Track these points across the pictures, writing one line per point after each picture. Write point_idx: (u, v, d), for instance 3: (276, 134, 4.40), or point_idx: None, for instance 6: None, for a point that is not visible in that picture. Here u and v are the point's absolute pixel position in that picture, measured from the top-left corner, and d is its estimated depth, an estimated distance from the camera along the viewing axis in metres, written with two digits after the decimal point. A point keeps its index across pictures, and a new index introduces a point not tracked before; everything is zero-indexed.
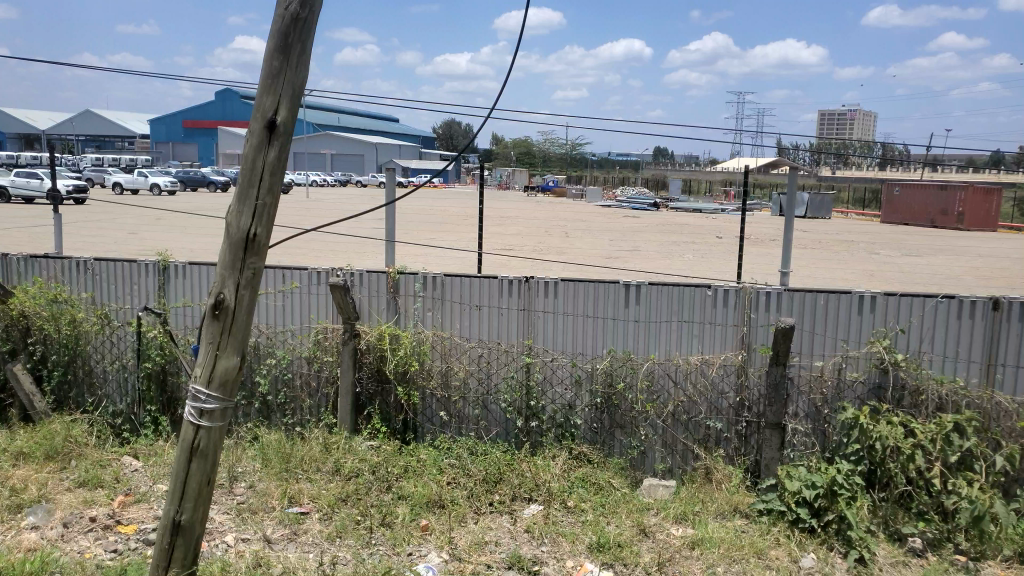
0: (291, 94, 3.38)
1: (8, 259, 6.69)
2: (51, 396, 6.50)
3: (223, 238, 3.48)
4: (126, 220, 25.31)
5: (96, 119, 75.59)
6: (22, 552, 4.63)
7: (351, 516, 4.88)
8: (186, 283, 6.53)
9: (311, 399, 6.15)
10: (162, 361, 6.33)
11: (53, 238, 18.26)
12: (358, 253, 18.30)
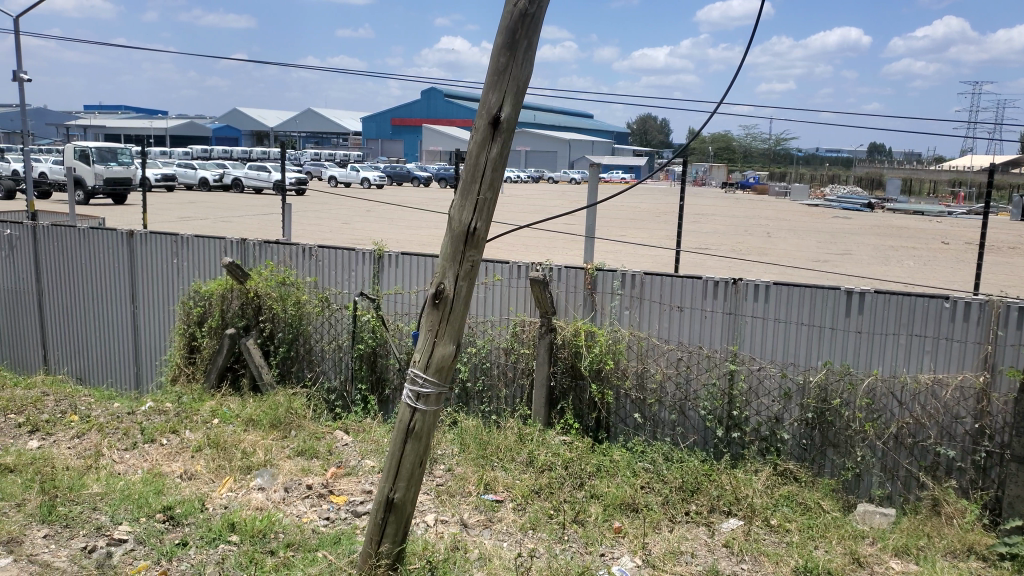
0: (515, 91, 3.43)
1: (246, 243, 7.36)
2: (276, 369, 7.11)
3: (445, 230, 3.60)
4: (339, 211, 27.39)
5: (314, 118, 82.72)
6: (251, 510, 5.10)
7: (544, 510, 4.90)
8: (398, 272, 6.84)
9: (507, 390, 6.27)
10: (373, 344, 6.72)
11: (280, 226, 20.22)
12: (552, 249, 18.58)
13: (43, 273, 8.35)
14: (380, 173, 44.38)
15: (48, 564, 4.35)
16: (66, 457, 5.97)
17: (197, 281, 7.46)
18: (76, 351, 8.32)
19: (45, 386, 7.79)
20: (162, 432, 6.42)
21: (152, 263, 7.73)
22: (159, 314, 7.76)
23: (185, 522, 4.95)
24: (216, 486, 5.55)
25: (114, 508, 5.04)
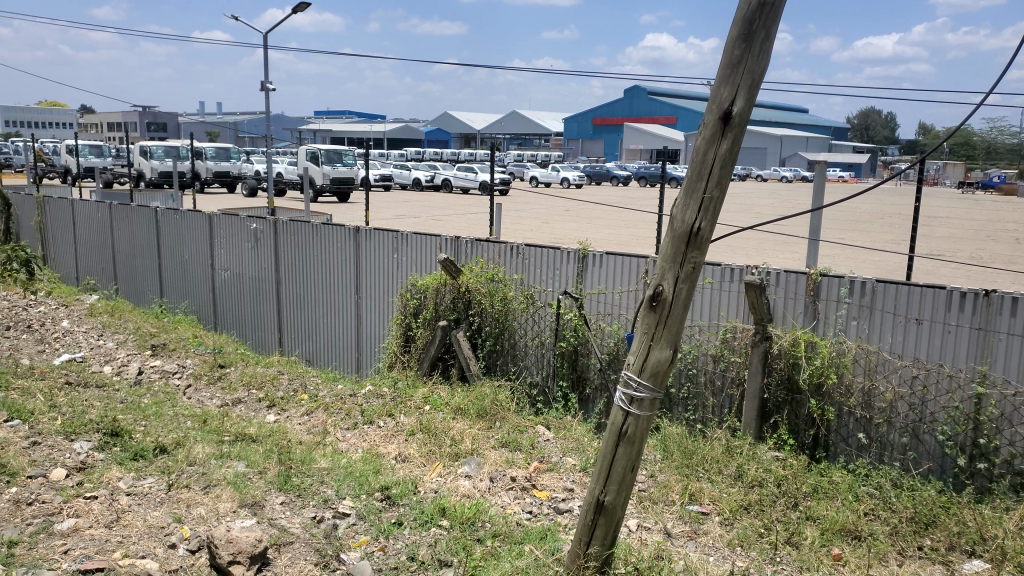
0: (749, 84, 3.25)
1: (459, 240, 7.66)
2: (482, 361, 7.34)
3: (666, 229, 3.48)
4: (540, 210, 27.94)
5: (516, 119, 85.26)
6: (460, 497, 5.28)
7: (754, 527, 4.65)
8: (603, 271, 6.76)
9: (715, 399, 6.01)
10: (575, 342, 6.72)
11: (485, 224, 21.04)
12: (760, 251, 17.72)
13: (281, 264, 9.24)
14: (580, 172, 44.74)
15: (285, 529, 4.79)
16: (299, 433, 6.57)
17: (414, 275, 7.89)
18: (306, 336, 9.14)
19: (281, 366, 8.63)
20: (380, 414, 6.87)
21: (374, 257, 8.30)
22: (379, 305, 8.32)
23: (400, 502, 5.24)
24: (427, 470, 5.84)
25: (339, 483, 5.44)
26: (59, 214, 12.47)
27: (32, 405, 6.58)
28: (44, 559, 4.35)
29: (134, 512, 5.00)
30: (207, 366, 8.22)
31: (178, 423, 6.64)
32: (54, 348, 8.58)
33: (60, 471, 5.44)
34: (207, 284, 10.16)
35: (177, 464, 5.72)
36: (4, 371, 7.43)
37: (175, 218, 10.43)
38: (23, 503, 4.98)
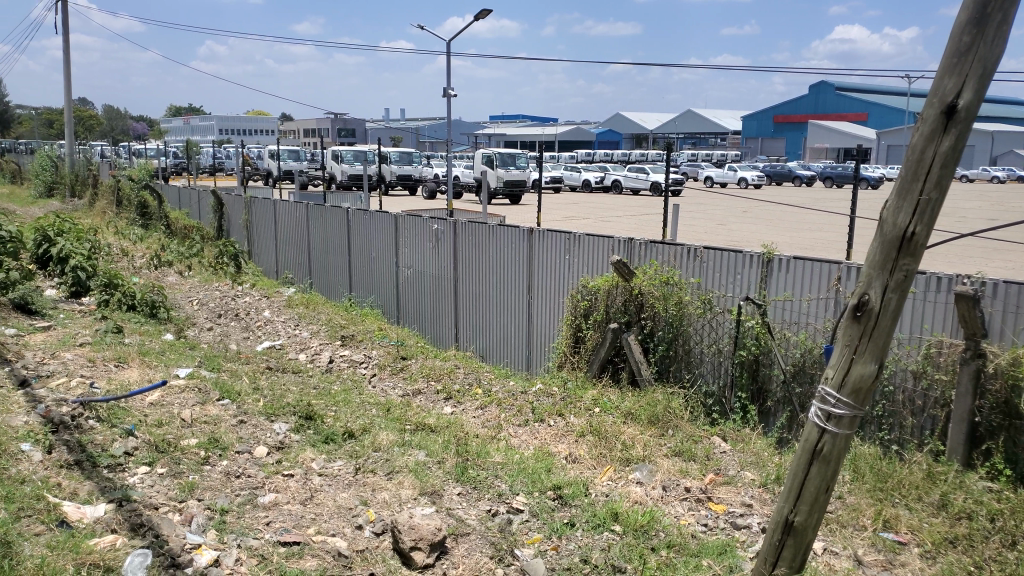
0: (979, 74, 2.94)
1: (633, 242, 7.55)
2: (654, 366, 7.16)
3: (875, 233, 3.21)
4: (714, 211, 27.05)
5: (688, 119, 83.26)
6: (632, 504, 5.20)
7: (962, 564, 4.19)
8: (789, 277, 6.41)
9: (914, 419, 5.52)
10: (756, 351, 6.41)
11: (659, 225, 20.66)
12: (969, 259, 16.05)
13: (459, 263, 9.56)
14: (763, 173, 42.87)
15: (462, 520, 4.93)
16: (474, 426, 6.75)
17: (586, 276, 7.86)
18: (480, 334, 9.39)
19: (457, 361, 8.93)
20: (550, 413, 6.92)
21: (548, 258, 8.36)
22: (551, 305, 8.37)
23: (573, 502, 5.24)
24: (598, 473, 5.80)
25: (512, 478, 5.53)
26: (263, 213, 13.67)
27: (239, 386, 7.24)
28: (250, 527, 4.75)
29: (325, 492, 5.36)
30: (391, 357, 8.66)
31: (365, 410, 7.05)
32: (258, 335, 9.40)
33: (262, 449, 5.94)
34: (391, 280, 10.72)
35: (363, 449, 6.07)
36: (216, 354, 8.23)
37: (364, 218, 11.11)
38: (233, 475, 5.48)
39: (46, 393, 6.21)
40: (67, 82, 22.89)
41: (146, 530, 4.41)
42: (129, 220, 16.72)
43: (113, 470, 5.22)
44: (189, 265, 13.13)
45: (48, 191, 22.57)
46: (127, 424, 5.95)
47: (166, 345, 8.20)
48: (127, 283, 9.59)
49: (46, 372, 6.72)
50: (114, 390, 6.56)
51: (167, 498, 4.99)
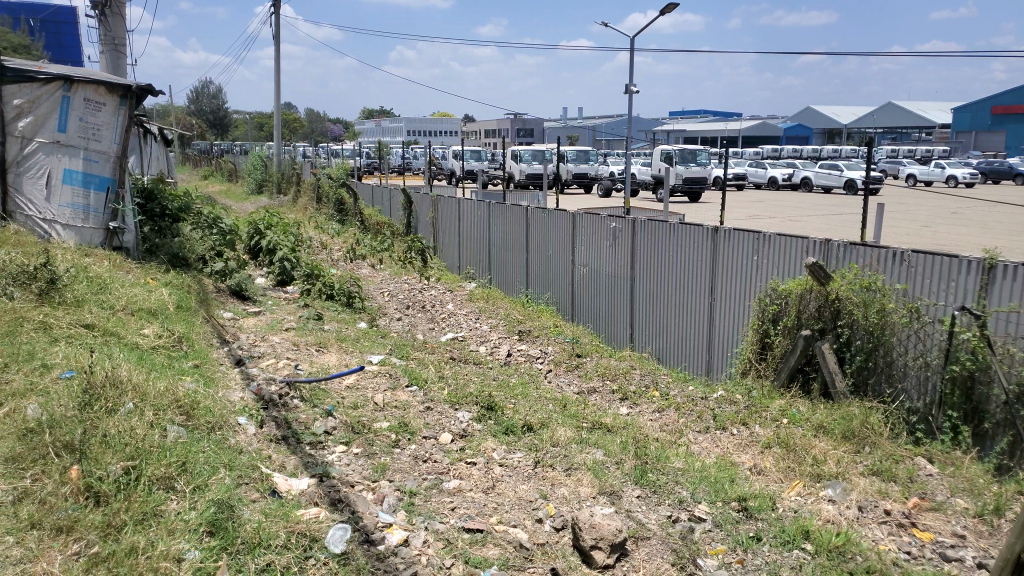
0: None
1: (830, 243, 7.09)
2: (850, 378, 6.65)
3: None
4: (919, 212, 24.78)
5: (886, 113, 77.13)
6: (824, 522, 4.87)
7: None
8: (1015, 286, 5.75)
9: None
10: (972, 367, 5.80)
11: (858, 226, 19.22)
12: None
13: (637, 262, 9.44)
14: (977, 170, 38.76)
15: (642, 523, 4.87)
16: (653, 430, 6.65)
17: (775, 279, 7.48)
18: (657, 334, 9.21)
19: (633, 362, 8.85)
20: (733, 422, 6.67)
21: (733, 259, 8.05)
22: (735, 308, 8.05)
23: (758, 516, 5.01)
24: (785, 487, 5.51)
25: (694, 486, 5.39)
26: (447, 210, 14.24)
27: (425, 374, 7.59)
28: (436, 512, 4.95)
29: (506, 483, 5.49)
30: (567, 354, 8.71)
31: (543, 405, 7.14)
32: (441, 327, 9.81)
33: (447, 436, 6.18)
34: (567, 277, 10.78)
35: (542, 443, 6.16)
36: (404, 343, 8.68)
37: (542, 216, 11.28)
38: (420, 460, 5.75)
39: (258, 372, 6.83)
40: (277, 89, 25.10)
41: (344, 506, 4.73)
42: (327, 215, 18.05)
43: (315, 447, 5.63)
44: (379, 258, 13.96)
45: (258, 188, 24.88)
46: (327, 404, 6.41)
47: (361, 333, 8.76)
48: (326, 274, 10.34)
49: (257, 353, 7.38)
50: (317, 372, 7.10)
51: (362, 477, 5.32)
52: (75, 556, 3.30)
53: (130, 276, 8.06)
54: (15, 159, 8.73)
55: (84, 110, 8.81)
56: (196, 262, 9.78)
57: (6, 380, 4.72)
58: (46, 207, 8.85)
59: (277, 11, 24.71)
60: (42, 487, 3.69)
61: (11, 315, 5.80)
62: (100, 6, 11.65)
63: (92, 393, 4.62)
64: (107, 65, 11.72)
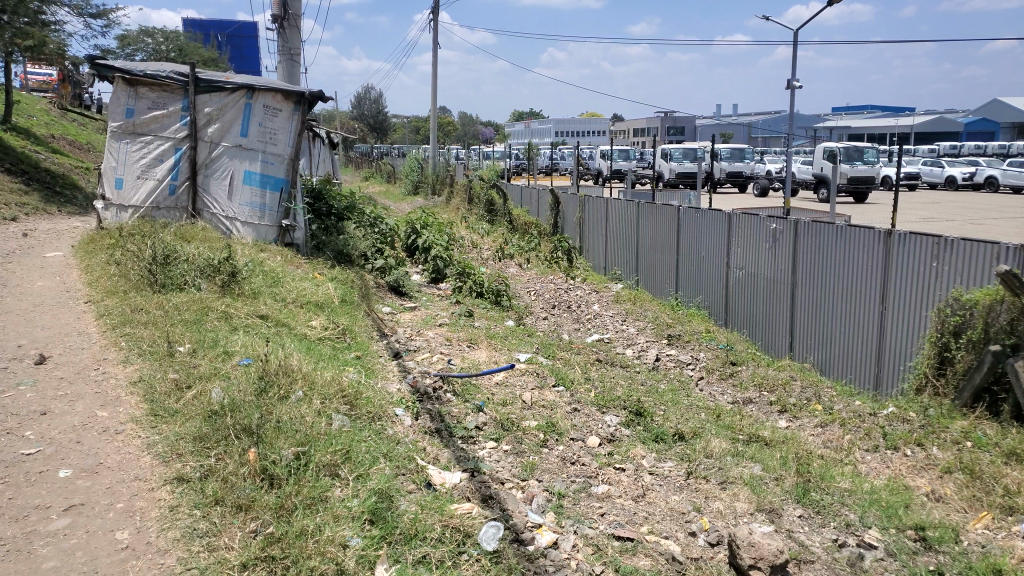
0: None
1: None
2: None
3: None
4: None
5: None
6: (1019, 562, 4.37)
7: None
8: None
9: None
10: None
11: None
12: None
13: (799, 266, 8.92)
14: None
15: (805, 545, 4.57)
16: (814, 445, 6.26)
17: (959, 288, 6.83)
18: (819, 343, 8.64)
19: (792, 373, 8.38)
20: (906, 442, 6.15)
21: (909, 264, 7.42)
22: (911, 317, 7.39)
23: (939, 549, 4.59)
24: (970, 518, 4.99)
25: (862, 509, 5.01)
26: (595, 210, 14.08)
27: (573, 375, 7.54)
28: (585, 516, 4.89)
29: (657, 492, 5.34)
30: (720, 361, 8.38)
31: (694, 413, 6.91)
32: (588, 328, 9.73)
33: (595, 439, 6.10)
34: (721, 280, 10.37)
35: (695, 453, 5.95)
36: (551, 342, 8.69)
37: (697, 217, 10.90)
38: (568, 462, 5.70)
39: (413, 365, 7.06)
40: (434, 92, 25.93)
41: (495, 503, 4.75)
42: (478, 215, 18.45)
43: (466, 442, 5.72)
44: (527, 258, 14.11)
45: (414, 189, 25.85)
46: (477, 400, 6.51)
47: (509, 330, 8.86)
48: (476, 272, 10.56)
49: (413, 347, 7.63)
50: (468, 368, 7.24)
51: (511, 475, 5.35)
52: (253, 533, 3.50)
53: (300, 271, 8.57)
54: (204, 160, 9.53)
55: (263, 116, 9.48)
56: (359, 259, 10.24)
57: (194, 364, 5.12)
58: (228, 206, 9.57)
59: (435, 17, 25.53)
60: (225, 465, 3.96)
61: (197, 305, 6.32)
62: (279, 19, 12.50)
63: (267, 380, 4.93)
64: (284, 73, 12.54)
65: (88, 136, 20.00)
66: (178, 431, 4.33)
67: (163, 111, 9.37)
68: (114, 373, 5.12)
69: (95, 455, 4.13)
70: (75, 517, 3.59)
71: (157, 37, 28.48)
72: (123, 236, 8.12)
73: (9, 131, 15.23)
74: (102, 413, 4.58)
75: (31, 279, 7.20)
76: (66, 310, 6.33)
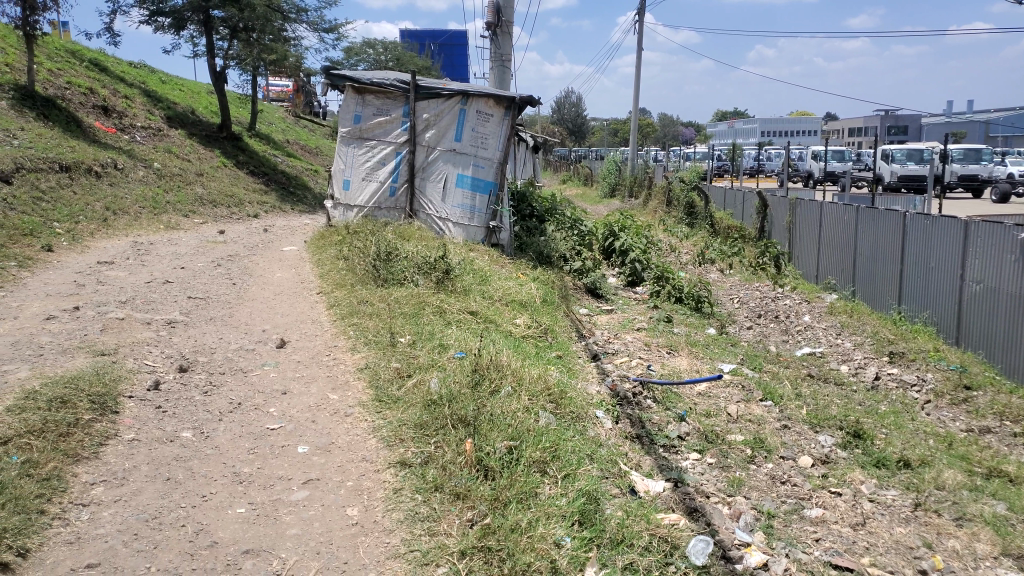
0: None
1: None
2: None
3: None
4: None
5: None
6: None
7: None
8: None
9: None
10: None
11: None
12: None
13: None
14: None
15: None
16: None
17: None
18: None
19: None
20: None
21: None
22: None
23: None
24: None
25: None
26: (808, 214, 13.20)
27: (781, 390, 7.12)
28: (798, 539, 4.59)
29: (879, 521, 4.90)
30: (951, 385, 7.53)
31: (921, 439, 6.27)
32: (796, 340, 9.18)
33: (808, 459, 5.72)
34: (954, 294, 9.33)
35: (923, 484, 5.41)
36: (757, 354, 8.28)
37: (929, 224, 9.89)
38: (778, 480, 5.39)
39: (613, 368, 7.00)
40: (637, 93, 25.67)
41: (700, 516, 4.58)
42: (677, 218, 18.03)
43: (668, 451, 5.59)
44: (729, 263, 13.69)
45: (612, 191, 25.83)
46: (680, 409, 6.34)
47: (710, 339, 8.55)
48: (676, 276, 10.28)
49: (612, 349, 7.59)
50: (669, 375, 7.07)
51: (717, 489, 5.14)
52: (469, 522, 3.61)
53: (505, 270, 8.83)
54: (421, 164, 10.09)
55: (476, 121, 9.86)
56: (559, 260, 10.34)
57: (413, 355, 5.42)
58: (441, 207, 10.05)
59: (640, 18, 25.28)
60: (443, 454, 4.14)
61: (415, 299, 6.68)
62: (493, 27, 12.98)
63: (480, 373, 5.11)
64: (495, 78, 12.97)
65: (319, 141, 21.99)
66: (401, 417, 4.60)
67: (387, 117, 10.09)
68: (344, 360, 5.55)
69: (327, 435, 4.48)
70: (313, 490, 3.92)
71: (378, 48, 30.93)
72: (349, 233, 8.81)
73: (254, 137, 17.08)
74: (334, 396, 4.98)
75: (272, 270, 8.00)
76: (301, 299, 6.95)
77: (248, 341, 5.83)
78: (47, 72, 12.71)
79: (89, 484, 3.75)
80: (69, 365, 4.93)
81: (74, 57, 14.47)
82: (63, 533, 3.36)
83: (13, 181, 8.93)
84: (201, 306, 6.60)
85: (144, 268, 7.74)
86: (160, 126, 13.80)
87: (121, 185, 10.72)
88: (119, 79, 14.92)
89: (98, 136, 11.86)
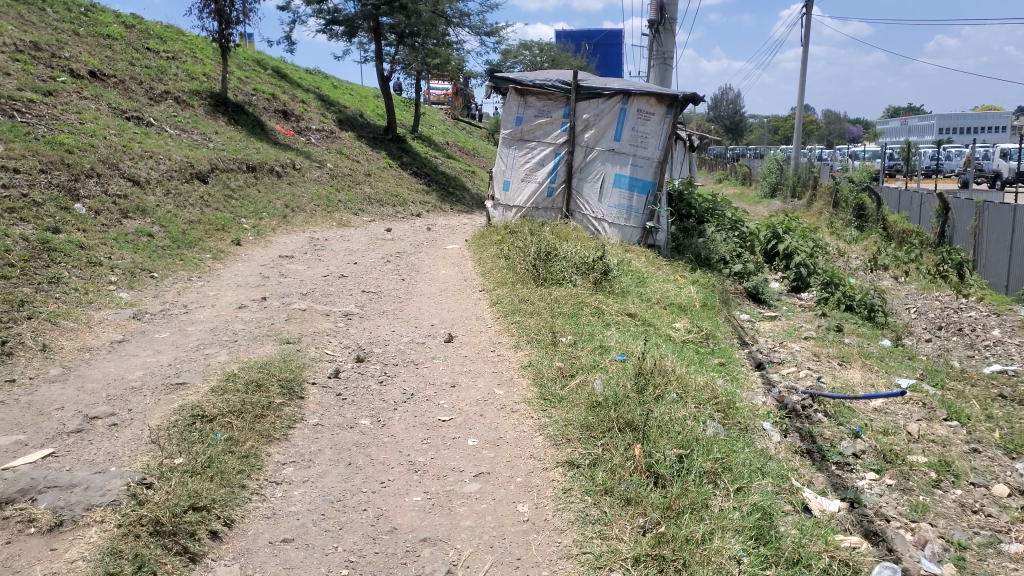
0: None
1: None
2: None
3: None
4: None
5: None
6: None
7: None
8: None
9: None
10: None
11: None
12: None
13: None
14: None
15: None
16: None
17: None
18: None
19: None
20: None
21: None
22: None
23: None
24: None
25: None
26: (999, 217, 12.03)
27: (969, 410, 6.52)
28: None
29: None
30: None
31: None
32: (984, 356, 8.41)
33: (1003, 488, 5.22)
34: None
35: None
36: (939, 369, 7.64)
37: None
38: (969, 510, 4.93)
39: (779, 378, 6.68)
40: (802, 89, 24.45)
41: (881, 541, 4.26)
42: (845, 221, 17.03)
43: (842, 468, 5.25)
44: (904, 270, 12.81)
45: (773, 191, 24.83)
46: (854, 424, 5.95)
47: (885, 351, 7.99)
48: (847, 283, 9.67)
49: (777, 358, 7.26)
50: (841, 387, 6.66)
51: (898, 513, 4.77)
52: (641, 529, 3.56)
53: (663, 272, 8.67)
54: (580, 164, 10.09)
55: (636, 120, 9.75)
56: (719, 263, 10.03)
57: (576, 355, 5.42)
58: (598, 207, 10.02)
59: (807, 11, 24.07)
60: (611, 457, 4.11)
61: (574, 299, 6.70)
62: (655, 25, 12.79)
63: (645, 377, 5.03)
64: (655, 78, 12.79)
65: (476, 142, 22.62)
66: (567, 416, 4.62)
67: (547, 119, 10.20)
68: (509, 357, 5.64)
69: (496, 429, 4.57)
70: (484, 483, 4.01)
71: (534, 50, 31.36)
72: (509, 232, 8.98)
73: (416, 138, 17.80)
74: (500, 391, 5.08)
75: (436, 267, 8.28)
76: (464, 296, 7.15)
77: (418, 335, 6.06)
78: (237, 80, 13.84)
79: (281, 463, 4.02)
80: (261, 351, 5.32)
81: (259, 66, 15.66)
82: (261, 507, 3.62)
83: (209, 181, 9.79)
84: (373, 299, 6.94)
85: (321, 262, 8.25)
86: (332, 129, 14.68)
87: (299, 184, 11.49)
88: (297, 85, 16.00)
89: (279, 138, 12.78)
